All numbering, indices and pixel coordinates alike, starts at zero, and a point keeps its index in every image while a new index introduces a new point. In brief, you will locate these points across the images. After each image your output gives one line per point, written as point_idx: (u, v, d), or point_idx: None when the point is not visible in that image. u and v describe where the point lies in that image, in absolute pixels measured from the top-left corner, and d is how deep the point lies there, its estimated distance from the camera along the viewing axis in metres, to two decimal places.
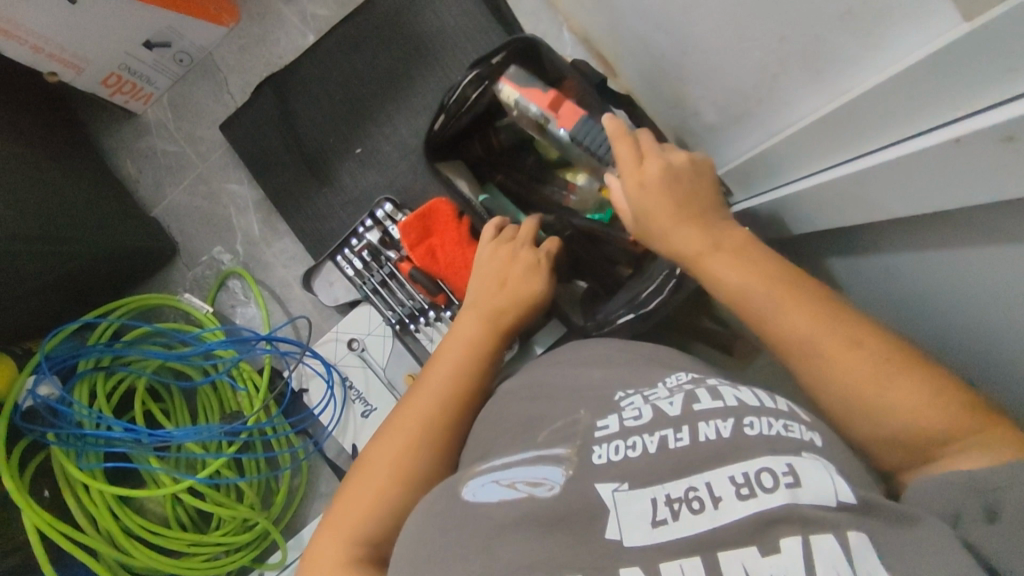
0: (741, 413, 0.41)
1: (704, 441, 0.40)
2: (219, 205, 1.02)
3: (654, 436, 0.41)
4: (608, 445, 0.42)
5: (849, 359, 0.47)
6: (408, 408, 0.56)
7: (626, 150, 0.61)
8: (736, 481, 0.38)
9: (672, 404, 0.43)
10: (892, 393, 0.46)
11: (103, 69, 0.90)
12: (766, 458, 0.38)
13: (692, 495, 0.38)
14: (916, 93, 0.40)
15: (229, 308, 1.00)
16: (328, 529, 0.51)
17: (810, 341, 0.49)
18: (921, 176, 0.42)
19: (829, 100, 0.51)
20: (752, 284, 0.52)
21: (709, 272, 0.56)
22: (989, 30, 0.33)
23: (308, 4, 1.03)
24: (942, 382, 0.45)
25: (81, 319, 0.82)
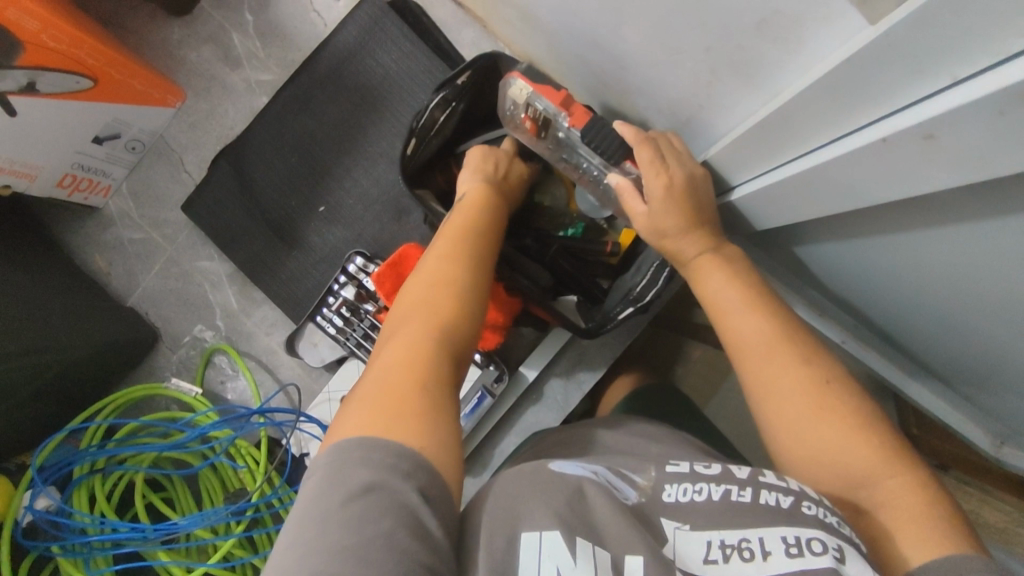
0: (802, 494, 0.43)
1: (763, 505, 0.43)
2: (193, 284, 1.02)
3: (720, 486, 0.44)
4: (679, 486, 0.46)
5: (801, 372, 0.51)
6: (419, 300, 0.54)
7: (647, 155, 0.60)
8: (786, 540, 0.40)
9: (740, 468, 0.46)
10: (830, 423, 0.49)
11: (56, 172, 0.90)
12: (819, 531, 0.40)
13: (744, 545, 0.41)
14: (840, 96, 0.40)
15: (219, 384, 1.01)
16: (355, 406, 0.46)
17: (765, 345, 0.52)
18: (864, 171, 0.42)
19: (764, 102, 0.51)
20: (728, 289, 0.56)
21: (701, 272, 0.58)
22: (893, 35, 0.33)
23: (250, 71, 1.03)
24: (872, 424, 0.49)
25: (69, 428, 0.82)
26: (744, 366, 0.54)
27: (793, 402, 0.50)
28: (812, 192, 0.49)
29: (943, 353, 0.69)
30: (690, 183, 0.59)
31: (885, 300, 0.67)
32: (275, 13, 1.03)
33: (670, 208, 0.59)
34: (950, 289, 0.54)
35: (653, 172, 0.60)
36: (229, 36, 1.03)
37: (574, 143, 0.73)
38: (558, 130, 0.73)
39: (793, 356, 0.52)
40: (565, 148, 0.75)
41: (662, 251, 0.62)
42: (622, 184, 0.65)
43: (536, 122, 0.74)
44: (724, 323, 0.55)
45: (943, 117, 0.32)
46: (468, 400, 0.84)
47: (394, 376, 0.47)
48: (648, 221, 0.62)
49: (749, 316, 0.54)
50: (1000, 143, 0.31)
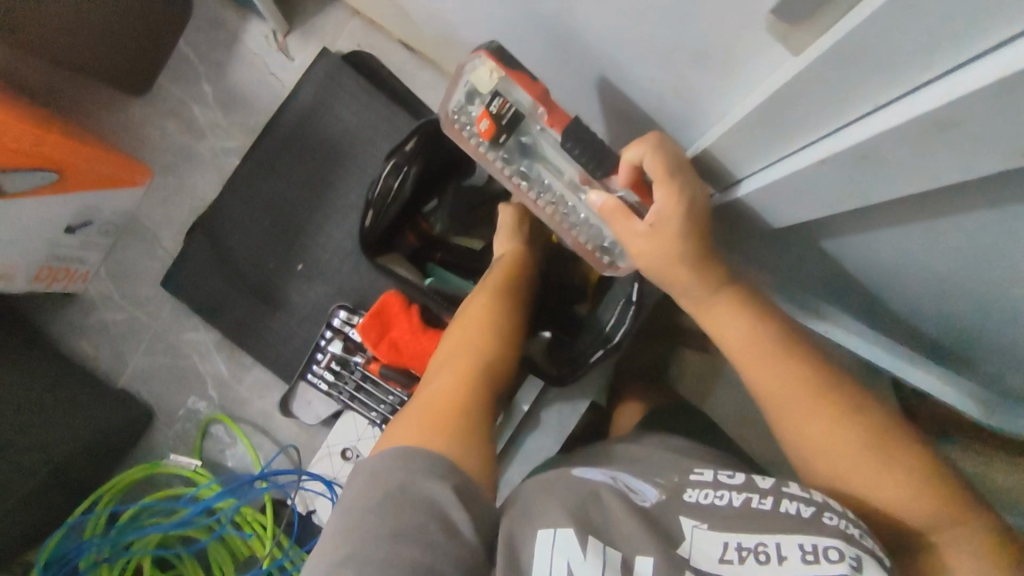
0: (824, 504, 0.43)
1: (782, 512, 0.43)
2: (181, 357, 1.03)
3: (741, 494, 0.45)
4: (701, 490, 0.47)
5: (839, 433, 0.51)
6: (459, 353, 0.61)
7: (659, 172, 0.51)
8: (804, 547, 0.41)
9: (763, 476, 0.46)
10: (876, 484, 0.49)
11: (33, 266, 0.90)
12: (838, 540, 0.40)
13: (760, 548, 0.42)
14: (775, 121, 0.41)
15: (218, 453, 1.01)
16: (404, 427, 0.52)
17: (789, 400, 0.53)
18: (808, 190, 0.43)
19: (710, 124, 0.52)
20: (741, 342, 0.55)
21: (711, 312, 0.56)
22: (818, 66, 0.34)
23: (215, 140, 1.05)
24: (919, 480, 0.48)
25: (69, 523, 0.83)
26: (779, 414, 0.54)
27: (836, 453, 0.51)
28: (766, 209, 0.50)
29: (919, 333, 0.71)
30: (702, 207, 0.52)
31: (852, 293, 0.69)
32: (233, 80, 1.05)
33: (683, 234, 0.53)
34: (910, 279, 0.56)
35: (662, 190, 0.52)
36: (190, 109, 1.05)
37: (543, 150, 0.62)
38: (523, 133, 0.61)
39: (844, 411, 0.51)
40: (527, 155, 0.64)
41: (657, 278, 0.57)
42: (609, 204, 0.56)
43: (496, 121, 0.59)
44: (752, 374, 0.54)
45: (872, 141, 0.34)
46: None
47: (432, 403, 0.54)
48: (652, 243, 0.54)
49: (787, 368, 0.53)
50: (930, 161, 0.33)
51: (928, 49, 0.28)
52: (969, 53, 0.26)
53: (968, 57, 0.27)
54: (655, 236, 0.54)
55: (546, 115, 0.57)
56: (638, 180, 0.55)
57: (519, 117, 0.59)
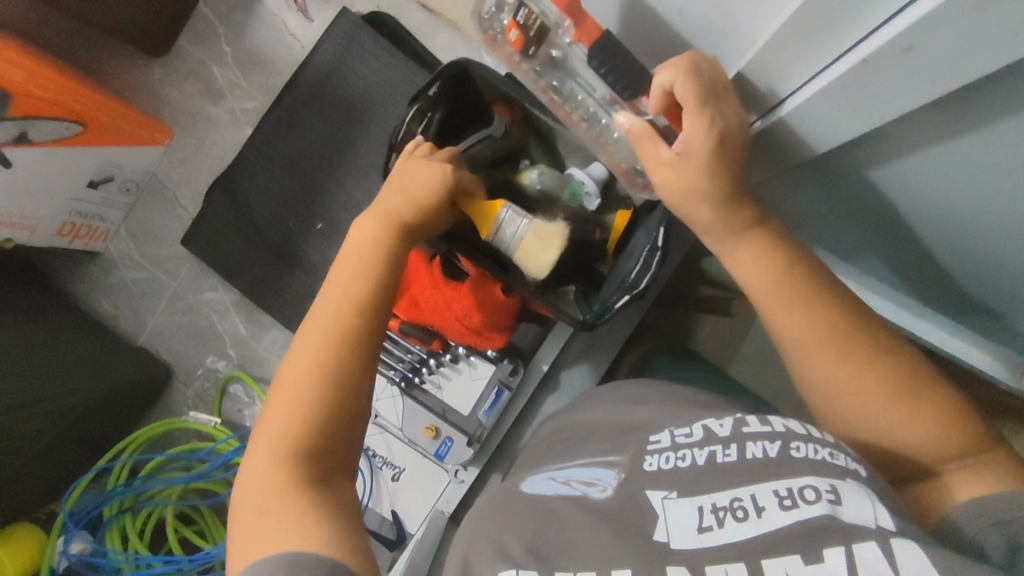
0: (788, 437, 0.42)
1: (750, 458, 0.42)
2: (200, 316, 1.03)
3: (704, 450, 0.44)
4: (660, 455, 0.46)
5: (866, 374, 0.49)
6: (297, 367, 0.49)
7: (691, 93, 0.49)
8: (780, 493, 0.39)
9: (722, 426, 0.45)
10: (908, 420, 0.47)
11: (55, 221, 0.91)
12: (809, 477, 0.39)
13: (736, 505, 0.39)
14: (811, 30, 0.40)
15: (237, 412, 1.01)
16: (256, 508, 0.45)
17: (812, 341, 0.50)
18: (845, 101, 0.42)
19: (741, 53, 0.50)
20: (763, 283, 0.52)
21: (732, 254, 0.53)
22: None
23: (234, 101, 1.05)
24: (947, 414, 0.47)
25: (95, 469, 0.83)
26: (800, 359, 0.51)
27: (863, 394, 0.49)
28: (798, 133, 0.49)
29: (952, 285, 0.69)
30: (735, 137, 0.50)
31: (882, 240, 0.67)
32: (253, 41, 1.04)
33: (706, 167, 0.51)
34: (950, 210, 0.55)
35: (691, 118, 0.50)
36: (210, 69, 1.05)
37: (573, 67, 0.59)
38: (552, 46, 0.58)
39: (869, 354, 0.49)
40: (558, 70, 0.61)
41: (681, 212, 0.55)
42: (637, 126, 0.54)
43: (525, 31, 0.56)
44: (771, 316, 0.52)
45: (922, 25, 0.33)
46: (486, 397, 0.87)
47: (273, 467, 0.46)
48: (682, 170, 0.52)
49: (809, 313, 0.50)
50: (983, 41, 0.32)
51: None
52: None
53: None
54: (682, 168, 0.52)
55: (575, 28, 0.54)
56: (672, 108, 0.52)
57: (547, 30, 0.56)
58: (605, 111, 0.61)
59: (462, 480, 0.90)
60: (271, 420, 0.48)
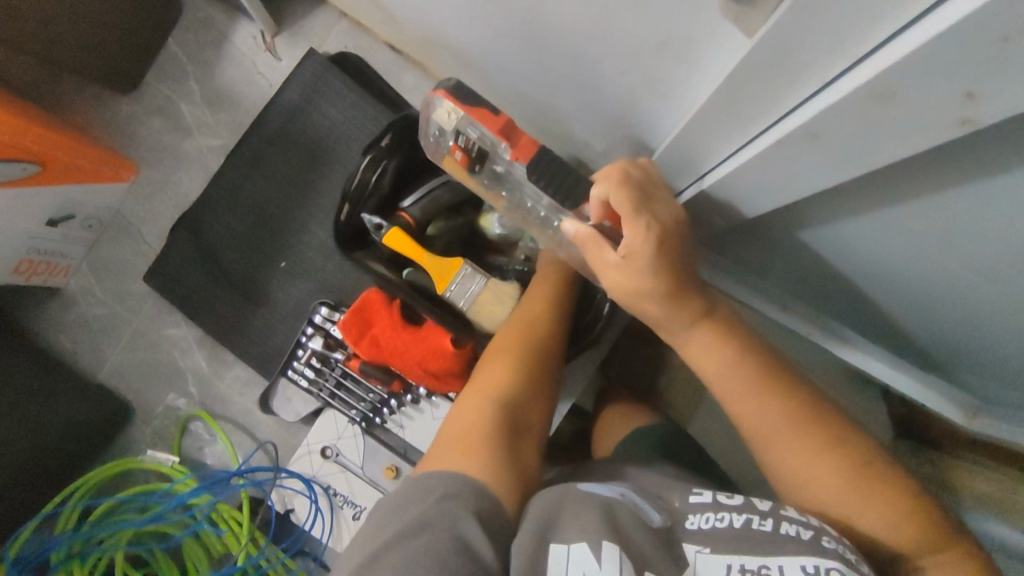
0: (823, 529, 0.46)
1: (783, 534, 0.45)
2: (161, 353, 1.02)
3: (742, 515, 0.47)
4: (702, 514, 0.50)
5: (821, 458, 0.51)
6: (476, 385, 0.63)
7: (623, 201, 0.50)
8: (807, 569, 0.43)
9: (762, 500, 0.48)
10: (867, 507, 0.49)
11: (13, 258, 0.90)
12: (838, 563, 0.43)
13: (763, 572, 0.44)
14: (729, 109, 0.41)
15: (197, 451, 1.00)
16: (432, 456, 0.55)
17: (768, 426, 0.53)
18: (767, 177, 0.44)
19: (683, 114, 0.51)
20: (719, 370, 0.54)
21: (690, 345, 0.54)
22: (765, 48, 0.34)
23: (201, 138, 1.06)
24: (902, 500, 0.48)
25: (41, 515, 0.81)
26: (760, 443, 0.54)
27: (821, 479, 0.51)
28: (732, 197, 0.50)
29: (898, 332, 0.71)
30: (672, 235, 0.51)
31: (828, 291, 0.69)
32: (220, 79, 1.06)
33: (650, 268, 0.50)
34: (882, 268, 0.57)
35: (628, 226, 0.50)
36: (177, 106, 1.06)
37: (518, 178, 0.62)
38: (496, 162, 0.62)
39: (824, 439, 0.51)
40: (504, 182, 0.65)
41: (636, 310, 0.54)
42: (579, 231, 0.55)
43: (468, 154, 0.61)
44: (728, 399, 0.54)
45: (824, 116, 0.35)
46: None
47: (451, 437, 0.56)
48: (625, 274, 0.52)
49: (765, 406, 0.53)
50: (881, 134, 0.33)
51: (862, 19, 0.28)
52: (908, 13, 0.27)
53: (908, 18, 0.27)
54: (627, 272, 0.52)
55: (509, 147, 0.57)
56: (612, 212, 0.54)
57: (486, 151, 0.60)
58: (555, 215, 0.64)
59: None
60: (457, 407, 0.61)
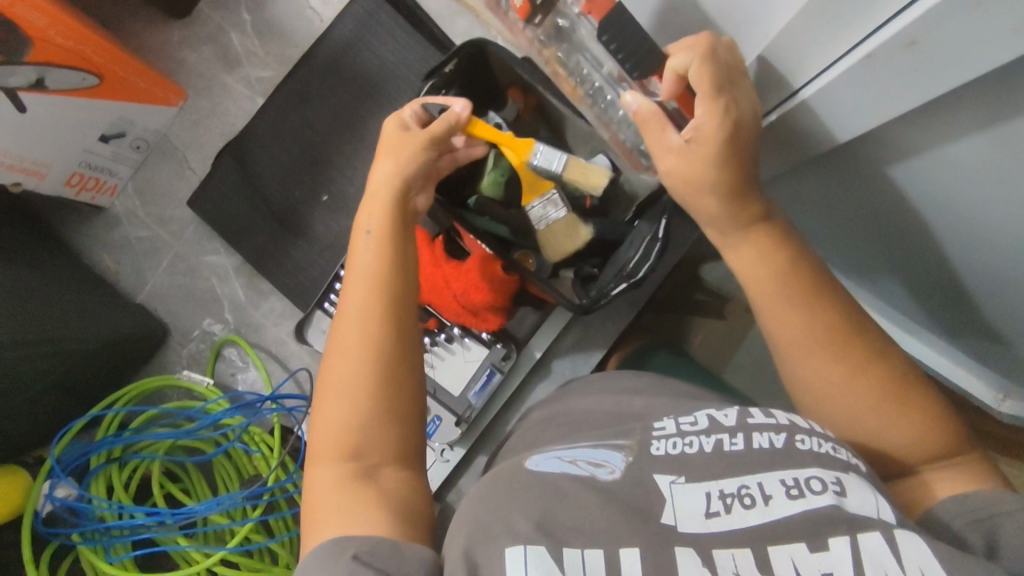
0: (793, 430, 0.47)
1: (757, 448, 0.46)
2: (200, 279, 1.03)
3: (711, 438, 0.47)
4: (667, 440, 0.48)
5: (851, 372, 0.51)
6: (334, 366, 0.52)
7: (710, 78, 0.51)
8: (786, 483, 0.43)
9: (728, 416, 0.49)
10: (890, 419, 0.50)
11: (64, 171, 0.91)
12: (815, 468, 0.44)
13: (743, 492, 0.43)
14: (820, 23, 0.41)
15: (229, 376, 1.02)
16: (315, 496, 0.47)
17: (800, 342, 0.52)
18: (853, 96, 0.44)
19: (757, 44, 0.51)
20: (758, 280, 0.54)
21: (733, 246, 0.55)
22: None
23: (250, 69, 1.06)
24: (924, 411, 0.50)
25: (90, 413, 0.83)
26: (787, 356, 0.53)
27: (848, 392, 0.51)
28: (811, 122, 0.50)
29: (943, 300, 0.71)
30: (747, 123, 0.52)
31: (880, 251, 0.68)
32: (273, 11, 1.05)
33: (717, 157, 0.52)
34: (944, 223, 0.56)
35: (705, 104, 0.51)
36: (228, 35, 1.06)
37: (582, 38, 0.62)
38: (561, 15, 0.61)
39: (860, 352, 0.51)
40: (566, 40, 0.64)
41: (686, 200, 0.55)
42: (646, 107, 0.54)
43: (535, 0, 0.60)
44: (766, 312, 0.54)
45: (926, 18, 0.34)
46: (478, 378, 0.88)
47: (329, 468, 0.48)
48: (687, 159, 0.53)
49: (803, 317, 0.52)
50: (987, 35, 0.33)
51: None
52: None
53: None
54: (687, 157, 0.53)
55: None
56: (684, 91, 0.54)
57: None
58: (612, 86, 0.64)
59: (448, 459, 0.90)
60: (325, 418, 0.51)
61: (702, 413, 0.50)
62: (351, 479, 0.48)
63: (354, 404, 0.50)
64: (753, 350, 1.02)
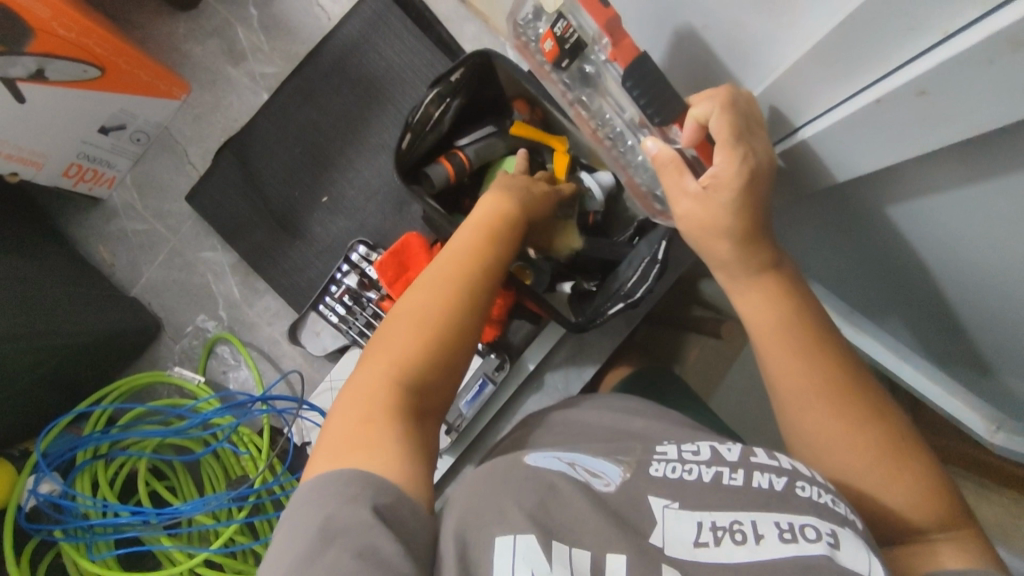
0: (795, 475, 0.45)
1: (755, 487, 0.44)
2: (195, 275, 1.03)
3: (710, 469, 0.46)
4: (667, 464, 0.48)
5: (857, 430, 0.50)
6: (411, 297, 0.53)
7: (728, 127, 0.49)
8: (780, 525, 0.42)
9: (730, 451, 0.48)
10: (892, 483, 0.49)
11: (63, 161, 0.91)
12: (811, 517, 0.42)
13: (736, 528, 0.42)
14: (831, 63, 0.41)
15: (221, 374, 1.01)
16: (351, 409, 0.47)
17: (807, 394, 0.52)
18: (859, 138, 0.43)
19: (758, 80, 0.51)
20: (768, 329, 0.53)
21: (745, 296, 0.54)
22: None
23: (254, 65, 1.05)
24: (923, 477, 0.49)
25: (78, 410, 0.83)
26: (790, 407, 0.53)
27: (849, 450, 0.50)
28: (815, 159, 0.50)
29: (940, 334, 0.70)
30: (764, 174, 0.50)
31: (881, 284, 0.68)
32: (280, 8, 1.04)
33: (730, 207, 0.51)
34: (943, 263, 0.56)
35: (723, 153, 0.50)
36: (234, 30, 1.05)
37: (606, 84, 0.61)
38: (587, 60, 0.60)
39: (859, 409, 0.51)
40: (589, 85, 0.63)
41: (697, 244, 0.55)
42: (662, 153, 0.54)
43: (561, 43, 0.59)
44: (770, 360, 0.53)
45: (939, 70, 0.33)
46: (470, 388, 0.86)
47: (372, 388, 0.47)
48: (699, 203, 0.52)
49: (810, 370, 0.52)
50: (998, 95, 0.32)
51: None
52: None
53: None
54: (708, 205, 0.52)
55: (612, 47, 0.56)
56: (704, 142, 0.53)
57: (583, 45, 0.58)
58: (632, 133, 0.63)
59: (437, 467, 0.89)
60: (383, 339, 0.51)
61: (708, 444, 0.50)
62: (395, 412, 0.47)
63: (418, 340, 0.50)
64: (747, 369, 1.02)
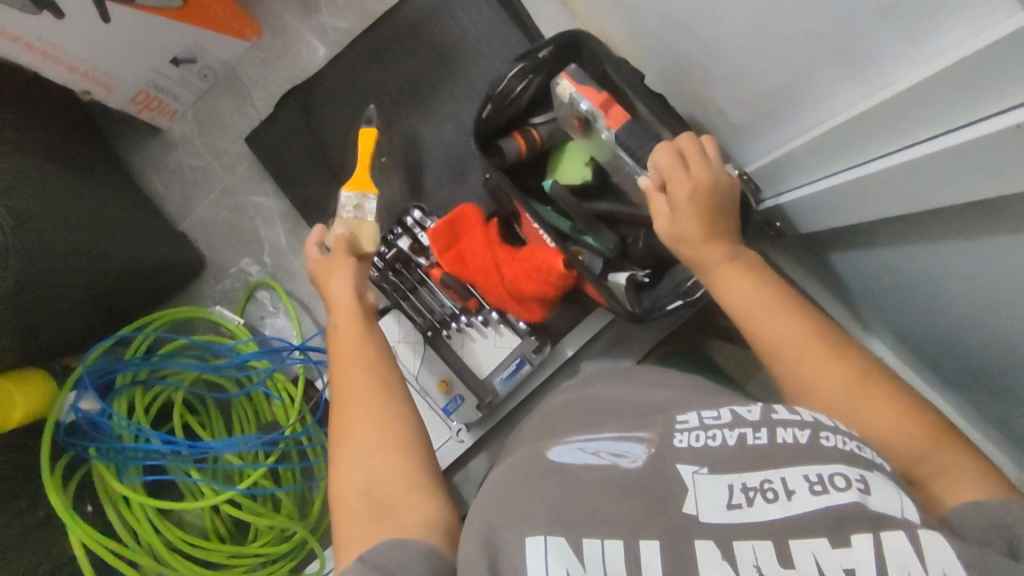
0: (817, 426, 0.43)
1: (781, 444, 0.42)
2: (245, 217, 1.03)
3: (734, 432, 0.43)
4: (689, 433, 0.44)
5: (834, 365, 0.53)
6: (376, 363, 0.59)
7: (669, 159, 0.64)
8: (810, 479, 0.40)
9: (751, 412, 0.45)
10: (880, 412, 0.50)
11: (132, 87, 0.91)
12: (840, 465, 0.40)
13: (767, 486, 0.40)
14: (970, 84, 0.40)
15: (258, 319, 1.02)
16: (351, 469, 0.52)
17: (784, 343, 0.55)
18: (975, 165, 0.43)
19: (869, 94, 0.52)
20: (751, 300, 0.57)
21: (728, 280, 0.59)
22: None
23: (328, 17, 1.04)
24: (908, 406, 0.50)
25: (122, 334, 0.83)
26: (776, 361, 0.55)
27: (835, 385, 0.52)
28: (915, 182, 0.49)
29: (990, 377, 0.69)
30: (711, 184, 0.62)
31: (941, 318, 0.67)
32: None
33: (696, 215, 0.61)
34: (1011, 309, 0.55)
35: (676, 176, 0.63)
36: None
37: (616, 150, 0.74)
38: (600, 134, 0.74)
39: (824, 350, 0.53)
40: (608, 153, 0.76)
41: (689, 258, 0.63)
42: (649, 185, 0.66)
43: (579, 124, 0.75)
44: (751, 323, 0.57)
45: None
46: (506, 365, 0.87)
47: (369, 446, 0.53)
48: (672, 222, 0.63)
49: (784, 321, 0.55)
50: None
51: None
52: None
53: None
54: (676, 217, 0.62)
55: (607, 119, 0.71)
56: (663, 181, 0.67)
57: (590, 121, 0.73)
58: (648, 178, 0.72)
59: (462, 440, 0.89)
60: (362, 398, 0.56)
61: (727, 408, 0.46)
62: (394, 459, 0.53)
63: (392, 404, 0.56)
64: None
